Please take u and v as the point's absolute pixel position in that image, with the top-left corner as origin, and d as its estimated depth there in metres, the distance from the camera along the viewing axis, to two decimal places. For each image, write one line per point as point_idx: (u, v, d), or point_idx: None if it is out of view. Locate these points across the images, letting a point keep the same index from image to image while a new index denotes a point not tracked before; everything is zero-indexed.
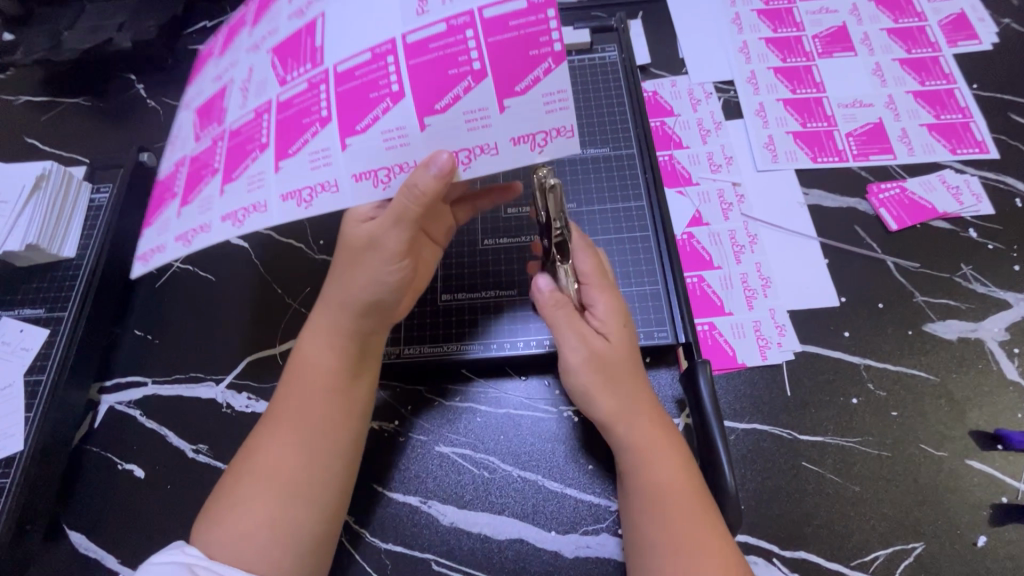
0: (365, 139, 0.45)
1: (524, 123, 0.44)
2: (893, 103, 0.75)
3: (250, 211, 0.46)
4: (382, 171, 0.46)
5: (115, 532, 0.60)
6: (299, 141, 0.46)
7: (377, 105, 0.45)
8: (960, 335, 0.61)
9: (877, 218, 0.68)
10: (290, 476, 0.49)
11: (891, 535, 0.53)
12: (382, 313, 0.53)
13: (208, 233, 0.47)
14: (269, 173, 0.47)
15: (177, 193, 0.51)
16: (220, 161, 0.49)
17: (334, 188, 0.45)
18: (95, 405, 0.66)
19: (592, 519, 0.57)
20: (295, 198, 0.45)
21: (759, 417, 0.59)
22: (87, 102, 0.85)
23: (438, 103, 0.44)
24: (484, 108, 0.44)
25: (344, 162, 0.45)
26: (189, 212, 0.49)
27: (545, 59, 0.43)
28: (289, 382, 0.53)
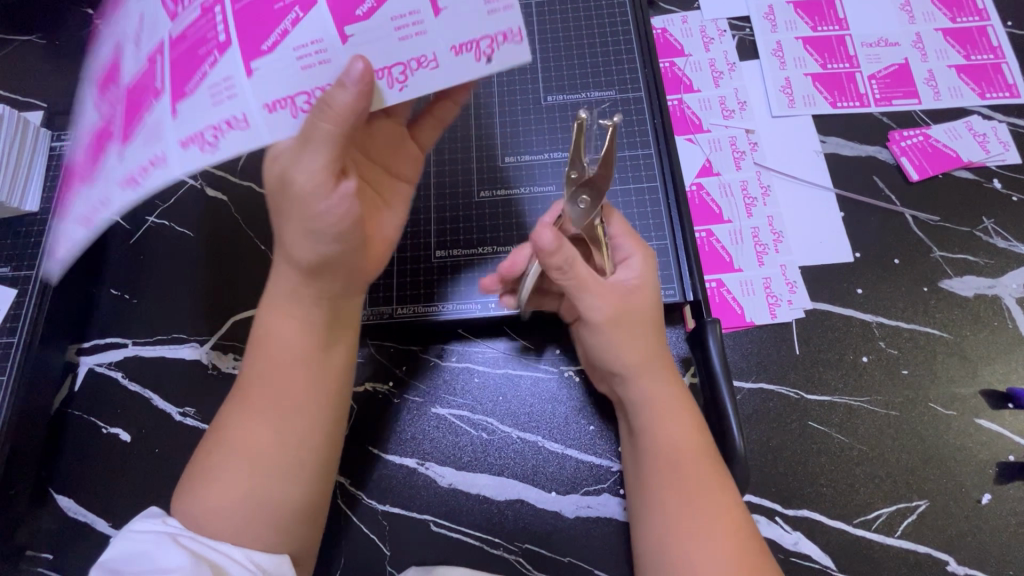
0: (276, 58, 0.41)
1: (462, 23, 0.42)
2: (921, 42, 0.69)
3: (224, 129, 0.41)
4: (301, 99, 0.42)
5: (105, 496, 0.58)
6: (274, 34, 0.41)
7: (285, 16, 0.41)
8: (977, 292, 0.59)
9: (897, 167, 0.64)
10: (263, 451, 0.46)
11: (895, 493, 0.53)
12: (340, 271, 0.48)
13: (169, 164, 0.41)
14: (240, 78, 0.41)
15: (110, 138, 0.44)
16: (161, 78, 0.42)
17: (244, 124, 0.41)
18: (74, 366, 0.63)
19: (593, 480, 0.56)
20: (287, 107, 0.42)
21: (766, 376, 0.57)
22: (42, 41, 0.77)
23: (359, 9, 0.41)
24: (415, 11, 0.42)
25: (251, 92, 0.41)
26: (132, 150, 0.42)
27: None
28: (257, 351, 0.49)
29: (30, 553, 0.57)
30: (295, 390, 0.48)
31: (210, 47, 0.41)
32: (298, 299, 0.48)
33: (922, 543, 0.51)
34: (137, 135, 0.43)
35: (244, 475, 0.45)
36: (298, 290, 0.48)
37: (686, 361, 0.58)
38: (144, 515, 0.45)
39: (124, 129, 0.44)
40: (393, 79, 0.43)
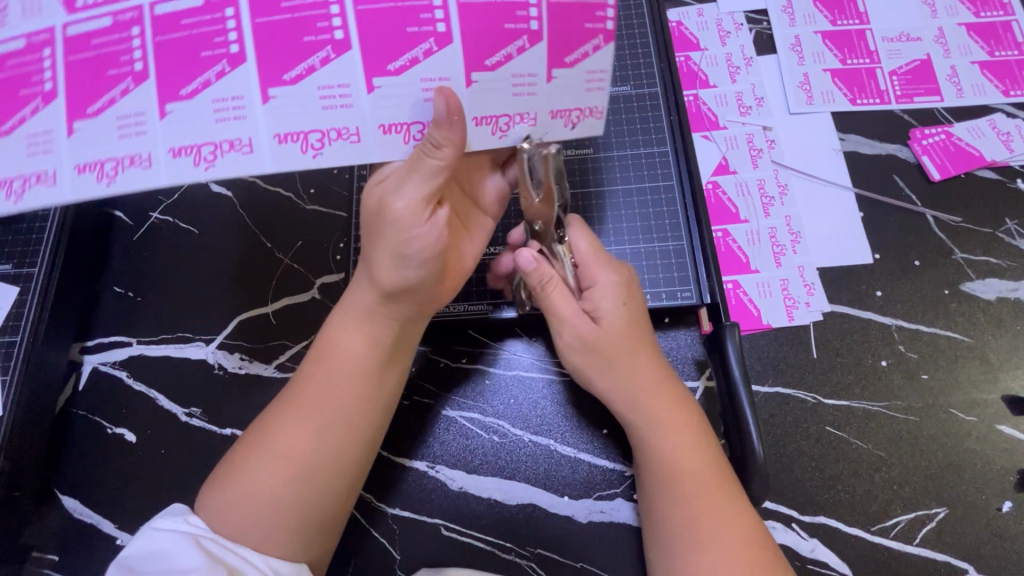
0: (399, 83, 0.42)
1: (568, 97, 0.44)
2: (944, 37, 0.67)
3: (331, 137, 0.42)
4: (415, 127, 0.43)
5: (111, 496, 0.58)
6: (404, 57, 0.41)
7: (418, 43, 0.40)
8: (999, 295, 0.58)
9: (919, 166, 0.62)
10: (298, 457, 0.45)
11: (915, 500, 0.52)
12: (418, 297, 0.49)
13: (155, 170, 0.41)
14: (359, 91, 0.41)
15: (50, 90, 0.40)
16: (237, 43, 0.39)
17: (354, 137, 0.43)
18: (78, 365, 0.62)
19: (607, 484, 0.55)
20: (401, 133, 0.43)
21: (783, 380, 0.56)
22: None
23: (488, 59, 0.42)
24: (533, 74, 0.43)
25: (369, 109, 0.42)
26: (97, 125, 0.40)
27: (597, 35, 0.42)
28: (317, 358, 0.49)
29: (35, 555, 0.56)
30: (345, 400, 0.47)
31: (324, 40, 0.40)
32: (371, 317, 0.49)
33: (940, 551, 0.50)
34: (101, 110, 0.40)
35: (273, 477, 0.44)
36: (374, 309, 0.49)
37: (702, 365, 0.56)
38: (166, 513, 0.45)
39: (73, 86, 0.40)
40: (495, 127, 0.44)
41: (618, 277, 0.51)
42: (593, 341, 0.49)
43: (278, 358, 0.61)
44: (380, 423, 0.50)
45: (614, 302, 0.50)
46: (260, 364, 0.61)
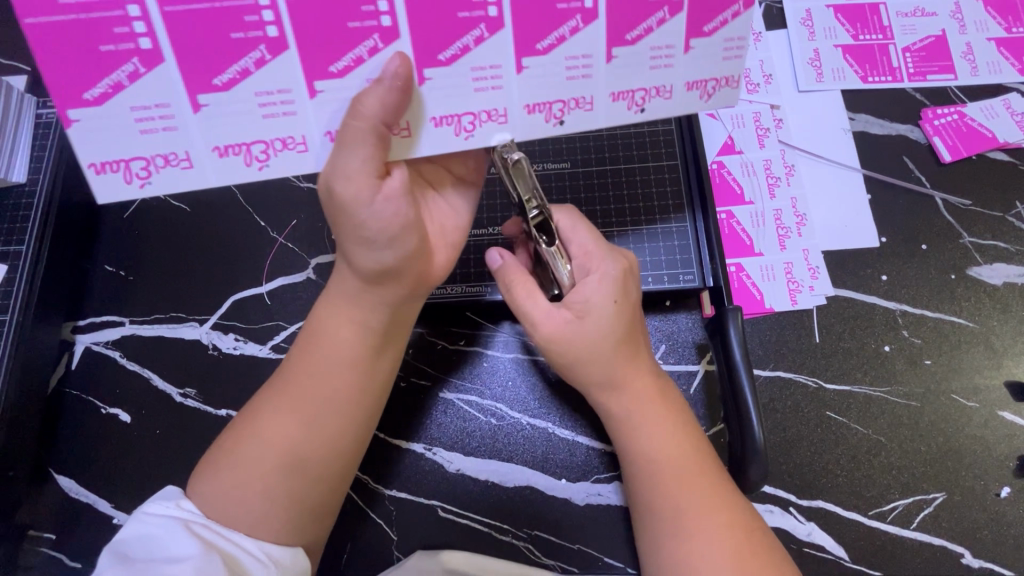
0: (546, 62, 0.39)
1: (702, 68, 0.41)
2: (959, 12, 0.65)
3: (482, 119, 0.40)
4: (557, 105, 0.41)
5: (107, 477, 0.57)
6: (552, 35, 0.39)
7: (566, 21, 0.39)
8: (1006, 280, 0.57)
9: (929, 147, 0.61)
10: (294, 446, 0.45)
11: (914, 486, 0.52)
12: (403, 282, 0.45)
13: (309, 155, 0.40)
14: (510, 74, 0.39)
15: (150, 49, 0.35)
16: (390, 12, 0.36)
17: (502, 118, 0.40)
18: (71, 345, 0.61)
19: (604, 468, 0.55)
20: (544, 112, 0.41)
21: (784, 364, 0.55)
22: None
23: (630, 33, 0.39)
24: (671, 45, 0.40)
25: (517, 89, 0.40)
26: (228, 99, 0.37)
27: (735, 2, 0.40)
28: (305, 346, 0.47)
29: (32, 534, 0.56)
30: (337, 391, 0.46)
31: (478, 17, 0.37)
32: (355, 304, 0.46)
33: (937, 535, 0.51)
34: (231, 82, 0.37)
35: (267, 464, 0.44)
36: (358, 297, 0.45)
37: (702, 348, 0.56)
38: (160, 495, 0.44)
39: (183, 48, 0.36)
40: (631, 102, 0.41)
41: (615, 267, 0.47)
42: (566, 333, 0.46)
43: (273, 339, 0.61)
44: (372, 414, 0.48)
45: (601, 298, 0.46)
46: (255, 346, 0.60)
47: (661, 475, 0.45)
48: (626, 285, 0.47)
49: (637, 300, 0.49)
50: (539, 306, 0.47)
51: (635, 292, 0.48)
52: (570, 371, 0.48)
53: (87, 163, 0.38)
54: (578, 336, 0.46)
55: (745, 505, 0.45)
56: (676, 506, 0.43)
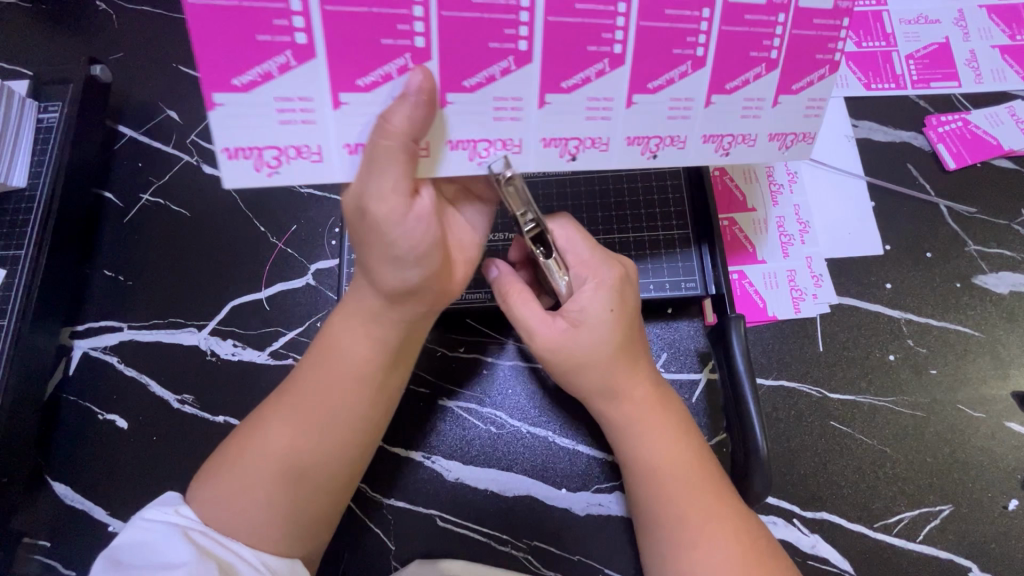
0: (654, 101, 0.41)
1: (786, 122, 0.44)
2: (963, 19, 0.64)
3: (587, 145, 0.42)
4: (653, 140, 0.43)
5: (103, 484, 0.57)
6: (664, 75, 0.41)
7: (677, 65, 0.41)
8: (1012, 289, 0.56)
9: (933, 155, 0.60)
10: (300, 458, 0.44)
11: (920, 497, 0.51)
12: (424, 299, 0.44)
13: (432, 161, 0.40)
14: (621, 105, 0.41)
15: (304, 44, 0.36)
16: (529, 41, 0.38)
17: (604, 146, 0.42)
18: (68, 350, 0.61)
19: (605, 477, 0.54)
20: (642, 146, 0.43)
21: (787, 373, 0.54)
22: (26, 3, 0.70)
23: (728, 83, 0.42)
24: (761, 99, 0.43)
25: (624, 121, 0.42)
26: (367, 101, 0.38)
27: (824, 67, 0.43)
28: (319, 360, 0.46)
29: (27, 541, 0.56)
30: (348, 405, 0.45)
31: (603, 52, 0.39)
32: (375, 320, 0.45)
33: (944, 548, 0.50)
34: (373, 84, 0.38)
35: (269, 474, 0.43)
36: (378, 313, 0.44)
37: (704, 356, 0.55)
38: (159, 500, 0.44)
39: (339, 48, 0.37)
40: (718, 145, 0.44)
41: (611, 275, 0.47)
42: (565, 345, 0.46)
43: (271, 345, 0.60)
44: (377, 426, 0.48)
45: (598, 308, 0.45)
46: (253, 352, 0.60)
47: (660, 483, 0.44)
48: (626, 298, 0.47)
49: (637, 308, 0.48)
50: (537, 317, 0.47)
51: (633, 300, 0.48)
52: (572, 381, 0.47)
53: (221, 147, 0.38)
54: (578, 347, 0.46)
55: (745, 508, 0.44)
56: (680, 514, 0.43)
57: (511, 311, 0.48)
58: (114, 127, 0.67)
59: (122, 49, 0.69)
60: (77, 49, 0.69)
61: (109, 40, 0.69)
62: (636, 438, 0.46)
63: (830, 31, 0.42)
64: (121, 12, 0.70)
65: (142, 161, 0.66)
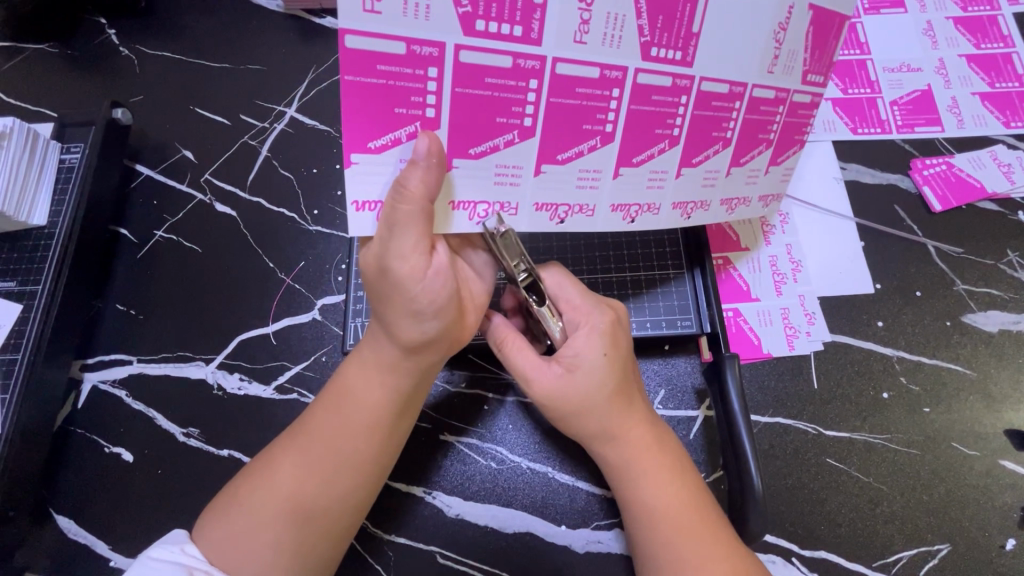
0: (637, 173, 0.46)
1: (733, 189, 0.50)
2: (945, 68, 0.67)
3: (643, 210, 0.48)
4: (633, 207, 0.48)
5: (107, 517, 0.57)
6: (644, 153, 0.45)
7: (657, 143, 0.45)
8: (1001, 327, 0.58)
9: (919, 197, 0.63)
10: (312, 500, 0.45)
11: (918, 536, 0.51)
12: (439, 346, 0.46)
13: (518, 219, 0.45)
14: (608, 177, 0.45)
15: (432, 117, 0.40)
16: (613, 124, 0.44)
17: (629, 216, 0.48)
18: (78, 383, 0.62)
19: (605, 514, 0.54)
20: (624, 212, 0.48)
21: (783, 410, 0.55)
22: (54, 49, 0.74)
23: (695, 157, 0.47)
24: (717, 171, 0.48)
25: (609, 190, 0.46)
26: (476, 167, 0.43)
27: (762, 145, 0.49)
28: (333, 403, 0.47)
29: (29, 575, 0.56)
30: (357, 450, 0.46)
31: (664, 135, 0.45)
32: (389, 367, 0.46)
33: None
34: (482, 153, 0.42)
35: (280, 514, 0.44)
36: (392, 361, 0.46)
37: (700, 393, 0.56)
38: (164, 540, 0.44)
39: (460, 122, 0.41)
40: (683, 211, 0.49)
41: (603, 319, 0.48)
42: (561, 392, 0.47)
43: (277, 379, 0.61)
44: (387, 467, 0.49)
45: (589, 354, 0.47)
46: (259, 386, 0.61)
47: (657, 525, 0.45)
48: (618, 345, 0.48)
49: (629, 351, 0.50)
50: (533, 364, 0.48)
51: (625, 342, 0.49)
52: (571, 426, 0.48)
53: (351, 199, 0.42)
54: (571, 394, 0.47)
55: (737, 538, 0.46)
56: (677, 557, 0.44)
57: (509, 358, 0.49)
58: (132, 166, 0.70)
59: (142, 92, 0.73)
60: (99, 92, 0.73)
61: (131, 83, 0.73)
62: (633, 479, 0.47)
63: (807, 118, 0.49)
64: (143, 57, 0.74)
65: (158, 199, 0.69)
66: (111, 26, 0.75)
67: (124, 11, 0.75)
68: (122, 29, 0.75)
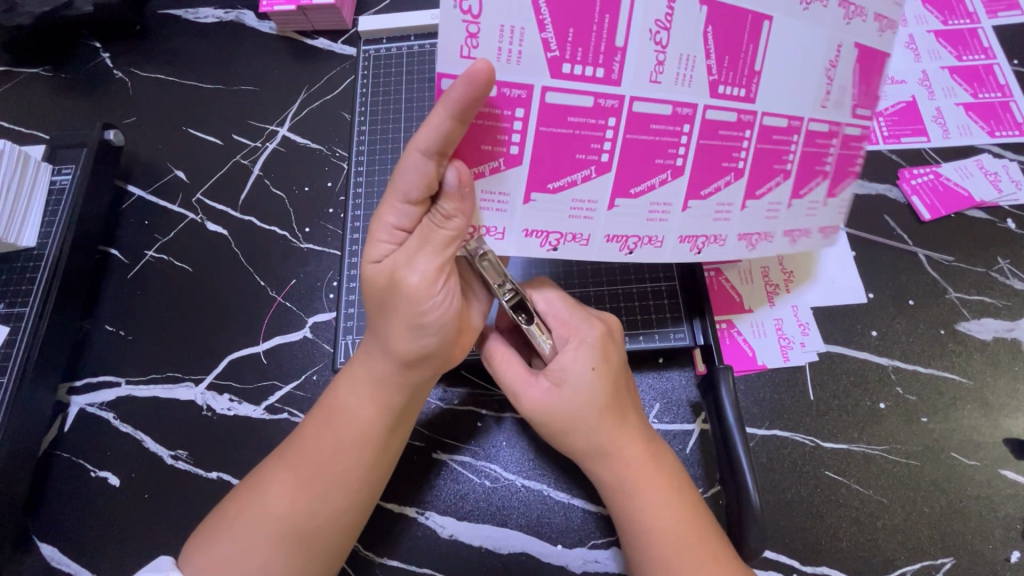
0: (705, 205, 0.46)
1: (796, 220, 0.49)
2: (928, 79, 0.68)
3: (709, 240, 0.48)
4: (701, 238, 0.47)
5: (92, 544, 0.56)
6: (712, 185, 0.45)
7: (724, 175, 0.45)
8: (995, 335, 0.57)
9: (908, 207, 0.63)
10: (296, 524, 0.44)
11: (921, 549, 0.50)
12: (434, 362, 0.46)
13: (590, 249, 0.45)
14: (676, 208, 0.45)
15: (515, 154, 0.41)
16: (684, 156, 0.44)
17: (696, 247, 0.48)
18: (66, 406, 0.61)
19: (601, 532, 0.53)
20: (691, 244, 0.47)
21: (779, 422, 0.55)
22: (48, 73, 0.75)
23: (758, 189, 0.47)
24: (780, 203, 0.48)
25: (679, 222, 0.46)
26: (553, 201, 0.43)
27: (819, 177, 0.48)
28: (324, 421, 0.47)
29: None
30: (347, 471, 0.45)
31: (731, 168, 0.45)
32: (385, 384, 0.46)
33: None
34: (560, 189, 0.43)
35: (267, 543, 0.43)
36: (390, 379, 0.45)
37: (696, 406, 0.56)
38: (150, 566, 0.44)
39: (540, 159, 0.41)
40: (747, 242, 0.49)
41: (592, 332, 0.48)
42: (549, 407, 0.47)
43: (267, 400, 0.61)
44: (376, 487, 0.48)
45: (580, 367, 0.47)
46: (249, 406, 0.60)
47: (649, 545, 0.44)
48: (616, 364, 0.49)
49: (620, 364, 0.49)
50: (523, 380, 0.49)
51: (616, 356, 0.49)
52: (560, 440, 0.48)
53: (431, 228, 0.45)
54: (561, 409, 0.47)
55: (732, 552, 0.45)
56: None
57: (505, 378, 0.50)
58: (124, 187, 0.70)
59: (135, 114, 0.73)
60: (92, 114, 0.73)
61: (124, 105, 0.73)
62: (624, 496, 0.46)
63: (857, 150, 0.48)
64: (136, 80, 0.74)
65: (148, 220, 0.69)
66: (106, 50, 0.76)
67: (119, 36, 0.76)
68: (116, 53, 0.76)
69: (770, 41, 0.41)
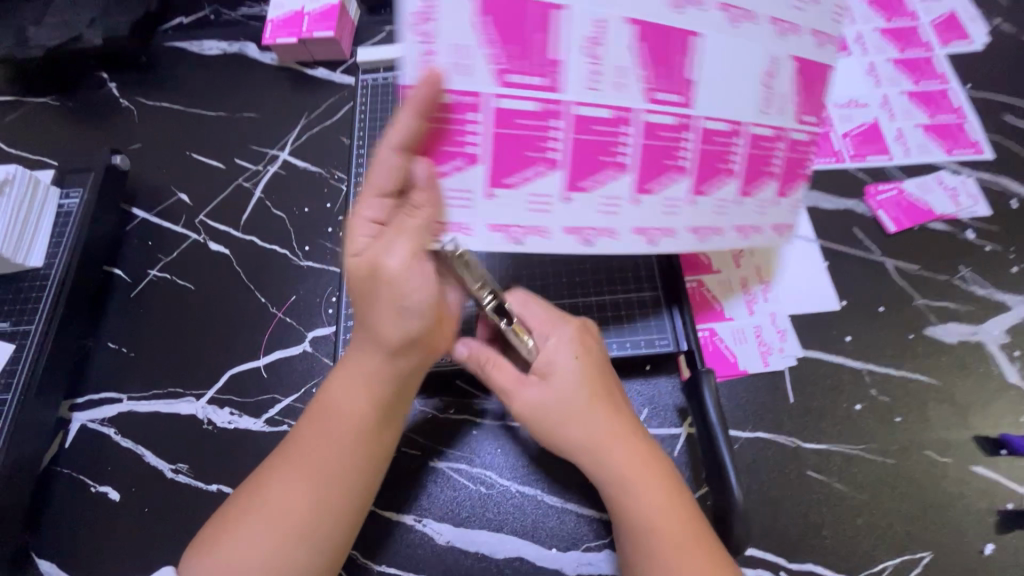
0: (653, 201, 0.48)
1: (748, 216, 0.52)
2: (888, 103, 0.73)
3: (663, 233, 0.48)
4: (654, 231, 0.48)
5: (92, 558, 0.57)
6: (659, 181, 0.47)
7: (668, 172, 0.47)
8: (961, 338, 0.61)
9: (875, 220, 0.67)
10: (296, 517, 0.46)
11: (900, 544, 0.53)
12: (420, 349, 0.48)
13: (550, 240, 0.46)
14: (626, 201, 0.47)
15: (475, 153, 0.43)
16: (630, 155, 0.46)
17: (653, 239, 0.48)
18: (67, 422, 0.62)
19: (594, 536, 0.55)
20: (648, 236, 0.48)
21: (762, 425, 0.57)
22: (56, 102, 0.78)
23: (706, 187, 0.49)
24: (727, 198, 0.50)
25: (631, 216, 0.47)
26: (511, 196, 0.44)
27: (768, 178, 0.52)
28: (315, 416, 0.49)
29: None
30: (339, 460, 0.47)
31: (676, 166, 0.48)
32: (376, 376, 0.47)
33: None
34: (516, 185, 0.44)
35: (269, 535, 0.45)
36: (381, 371, 0.47)
37: (682, 411, 0.58)
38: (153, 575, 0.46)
39: (497, 156, 0.43)
40: (701, 236, 0.50)
41: (570, 328, 0.52)
42: (542, 405, 0.50)
43: (267, 412, 0.62)
44: (371, 480, 0.49)
45: (565, 361, 0.50)
46: (249, 419, 0.62)
47: (647, 541, 0.46)
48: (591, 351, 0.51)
49: (603, 359, 0.52)
50: (516, 380, 0.51)
51: (598, 352, 0.52)
52: (557, 439, 0.50)
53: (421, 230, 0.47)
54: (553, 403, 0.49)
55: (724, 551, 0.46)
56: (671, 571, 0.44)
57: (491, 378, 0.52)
58: (129, 210, 0.73)
59: (141, 140, 0.76)
60: (98, 141, 0.76)
61: (130, 132, 0.77)
62: (625, 495, 0.47)
63: (806, 155, 0.53)
64: (141, 108, 0.78)
65: (152, 240, 0.71)
66: (112, 80, 0.79)
67: (126, 68, 0.80)
68: (123, 83, 0.79)
69: (700, 54, 0.46)
